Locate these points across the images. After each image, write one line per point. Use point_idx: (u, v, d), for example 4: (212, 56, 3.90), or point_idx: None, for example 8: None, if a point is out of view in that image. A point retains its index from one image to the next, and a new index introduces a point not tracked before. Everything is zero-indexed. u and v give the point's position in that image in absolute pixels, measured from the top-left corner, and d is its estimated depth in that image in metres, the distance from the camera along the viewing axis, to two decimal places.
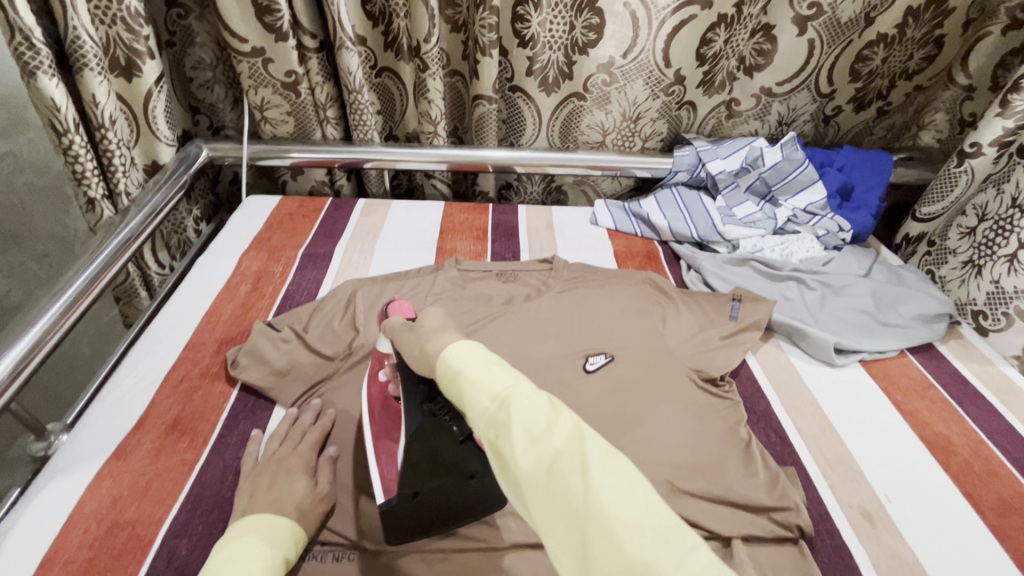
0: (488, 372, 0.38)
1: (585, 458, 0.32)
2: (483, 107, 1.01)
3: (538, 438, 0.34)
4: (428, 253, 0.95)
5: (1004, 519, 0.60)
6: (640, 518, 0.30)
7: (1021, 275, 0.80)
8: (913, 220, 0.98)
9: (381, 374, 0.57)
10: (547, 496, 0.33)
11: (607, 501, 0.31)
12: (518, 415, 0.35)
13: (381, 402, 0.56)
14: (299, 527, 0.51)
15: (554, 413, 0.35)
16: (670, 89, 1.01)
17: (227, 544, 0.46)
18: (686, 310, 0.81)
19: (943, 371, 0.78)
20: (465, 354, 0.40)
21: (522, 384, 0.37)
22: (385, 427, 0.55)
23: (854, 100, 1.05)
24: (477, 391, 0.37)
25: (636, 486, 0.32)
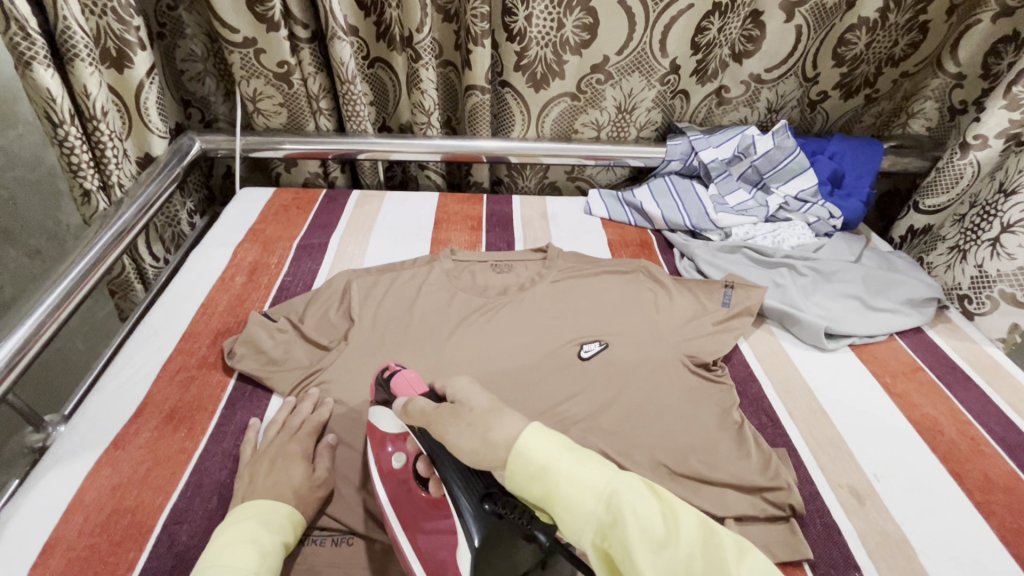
0: (585, 470, 0.39)
1: (714, 554, 0.36)
2: (476, 97, 1.01)
3: (662, 541, 0.37)
4: (423, 244, 0.95)
5: (988, 496, 0.61)
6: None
7: (1004, 260, 0.81)
8: (917, 213, 0.97)
9: (393, 459, 0.56)
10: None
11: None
12: (636, 517, 0.37)
13: (401, 492, 0.54)
14: (298, 511, 0.52)
15: (668, 510, 0.38)
16: (666, 78, 1.01)
17: (225, 531, 0.47)
18: (679, 297, 0.82)
19: (929, 353, 0.80)
20: (547, 448, 0.40)
21: (620, 479, 0.39)
22: (416, 519, 0.52)
23: (840, 85, 1.06)
24: (583, 494, 0.38)
25: (756, 568, 0.37)
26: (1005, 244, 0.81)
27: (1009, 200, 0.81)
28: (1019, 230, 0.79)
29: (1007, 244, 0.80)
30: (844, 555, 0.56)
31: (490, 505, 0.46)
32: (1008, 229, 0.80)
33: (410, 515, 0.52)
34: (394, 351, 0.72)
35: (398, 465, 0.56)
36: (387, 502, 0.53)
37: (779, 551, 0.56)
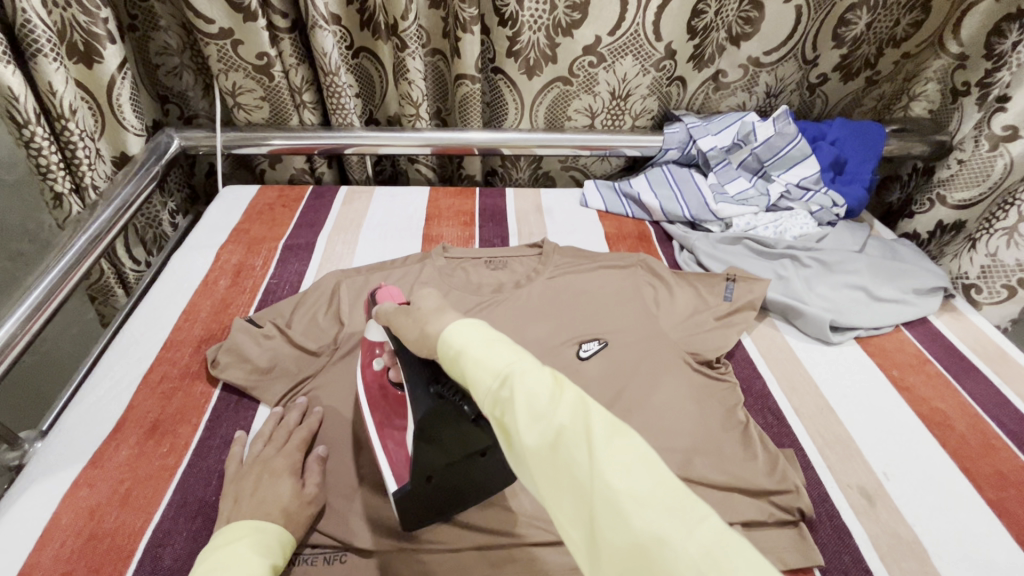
0: (490, 348, 0.35)
1: (591, 430, 0.30)
2: (466, 87, 0.98)
3: (541, 411, 0.32)
4: (414, 241, 0.92)
5: (1001, 494, 0.60)
6: (649, 490, 0.28)
7: (1021, 248, 0.79)
8: (943, 207, 0.92)
9: (375, 362, 0.58)
10: (553, 472, 0.31)
11: (608, 476, 0.29)
12: (521, 389, 0.33)
13: (379, 388, 0.57)
14: (288, 534, 0.49)
15: (557, 387, 0.33)
16: (661, 64, 0.98)
17: (213, 553, 0.43)
18: (679, 292, 0.79)
19: (937, 344, 0.77)
20: (468, 334, 0.37)
21: (524, 359, 0.35)
22: (387, 414, 0.55)
23: (839, 68, 1.03)
24: (477, 365, 0.35)
25: (647, 457, 0.30)
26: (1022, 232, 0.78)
27: None
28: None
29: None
30: (855, 560, 0.54)
31: (436, 388, 0.46)
32: None
33: (381, 410, 0.56)
34: None
35: (378, 367, 0.57)
36: (365, 396, 0.58)
37: (789, 558, 0.54)
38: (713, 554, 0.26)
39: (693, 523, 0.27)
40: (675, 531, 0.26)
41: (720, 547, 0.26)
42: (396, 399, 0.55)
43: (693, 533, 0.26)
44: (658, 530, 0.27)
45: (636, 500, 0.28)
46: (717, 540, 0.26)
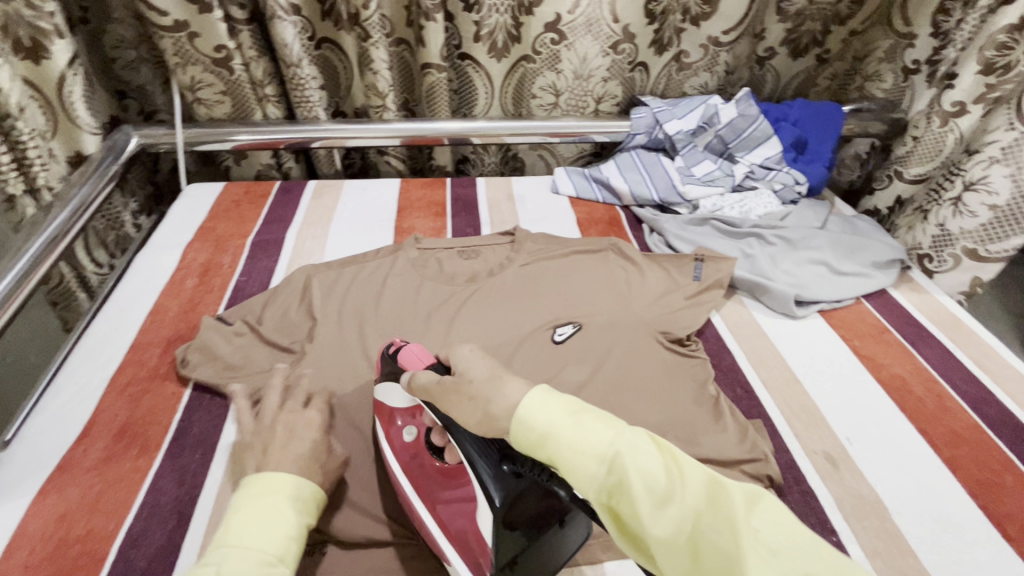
0: (585, 431, 0.37)
1: (729, 517, 0.32)
2: (432, 76, 0.97)
3: (667, 499, 0.34)
4: (386, 233, 0.91)
5: (954, 450, 0.63)
6: (800, 566, 0.31)
7: (966, 218, 0.83)
8: (901, 183, 0.93)
9: (404, 433, 0.56)
10: (694, 555, 0.33)
11: (759, 557, 0.31)
12: (639, 475, 0.34)
13: (415, 462, 0.54)
14: (320, 489, 0.50)
15: (675, 468, 0.35)
16: (619, 46, 0.99)
17: (256, 503, 0.45)
18: (650, 274, 0.81)
19: (894, 313, 0.81)
20: (550, 413, 0.38)
21: (624, 437, 0.36)
22: (433, 490, 0.52)
23: (786, 42, 1.06)
24: (582, 454, 0.36)
25: (784, 528, 0.32)
26: (967, 203, 0.82)
27: (971, 159, 0.81)
28: (980, 188, 0.80)
29: (970, 203, 0.82)
30: (821, 521, 0.56)
31: (510, 464, 0.45)
32: (970, 187, 0.81)
33: (425, 485, 0.52)
34: (363, 349, 0.70)
35: (410, 439, 0.56)
36: (401, 477, 0.54)
37: None
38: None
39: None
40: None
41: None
42: (439, 469, 0.53)
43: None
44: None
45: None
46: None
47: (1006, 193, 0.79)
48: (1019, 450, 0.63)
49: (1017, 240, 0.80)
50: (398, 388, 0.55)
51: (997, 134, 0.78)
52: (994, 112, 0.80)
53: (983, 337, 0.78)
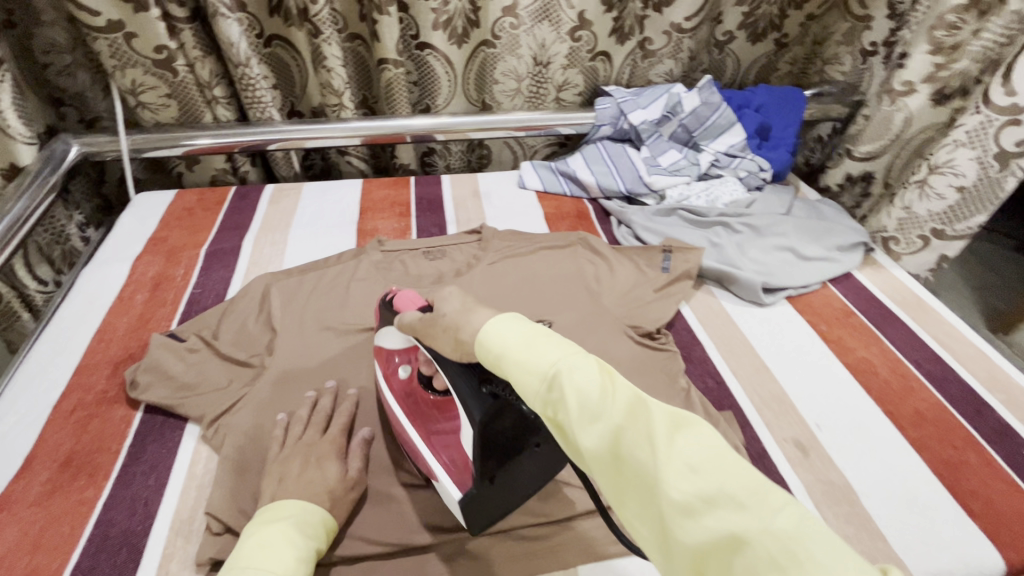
0: (534, 348, 0.35)
1: (651, 431, 0.30)
2: (390, 72, 0.94)
3: (595, 412, 0.32)
4: (349, 236, 0.88)
5: (920, 431, 0.64)
6: (717, 486, 0.28)
7: (932, 200, 0.82)
8: (851, 160, 0.96)
9: (400, 370, 0.58)
10: (616, 469, 0.31)
11: (675, 472, 0.29)
12: (572, 388, 0.33)
13: (409, 396, 0.57)
14: (330, 516, 0.50)
15: (609, 384, 0.33)
16: (577, 33, 0.97)
17: (260, 531, 0.45)
18: (619, 267, 0.81)
19: (860, 297, 0.82)
20: (504, 332, 0.37)
21: (569, 355, 0.34)
22: (425, 419, 0.55)
23: (743, 26, 1.06)
24: (521, 367, 0.35)
25: (712, 452, 0.29)
26: (933, 185, 0.81)
27: (936, 142, 0.80)
28: (946, 171, 0.79)
29: (936, 185, 0.81)
30: None
31: (487, 386, 0.45)
32: (935, 170, 0.80)
33: (417, 415, 0.55)
34: (326, 359, 0.67)
35: (405, 374, 0.58)
36: (394, 408, 0.57)
37: None
38: (790, 551, 0.25)
39: (767, 514, 0.26)
40: (750, 527, 0.26)
41: (797, 542, 0.25)
42: (433, 402, 0.56)
43: (769, 525, 0.26)
44: (730, 526, 0.27)
45: (703, 499, 0.28)
46: (791, 533, 0.26)
47: (972, 174, 0.78)
48: (981, 427, 0.64)
49: (981, 217, 0.81)
50: (393, 329, 0.56)
51: (963, 118, 0.76)
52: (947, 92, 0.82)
53: (946, 317, 0.79)
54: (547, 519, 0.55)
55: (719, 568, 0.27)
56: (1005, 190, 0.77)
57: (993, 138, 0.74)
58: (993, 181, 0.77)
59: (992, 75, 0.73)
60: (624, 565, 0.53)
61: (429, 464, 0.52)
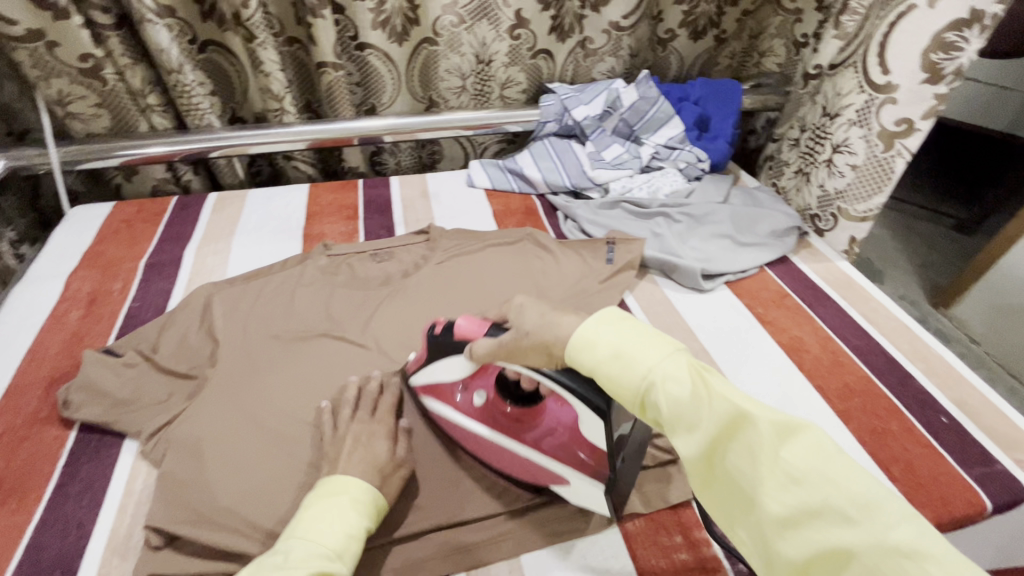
0: (625, 362, 0.38)
1: (754, 445, 0.33)
2: (329, 75, 0.94)
3: (692, 424, 0.35)
4: (294, 241, 0.88)
5: (847, 403, 0.67)
6: (821, 499, 0.30)
7: (837, 177, 0.87)
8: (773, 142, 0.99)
9: (474, 398, 0.56)
10: (718, 474, 0.35)
11: (779, 485, 0.32)
12: (668, 402, 0.36)
13: (491, 419, 0.55)
14: (380, 494, 0.52)
15: (705, 393, 0.35)
16: (516, 31, 0.99)
17: (318, 505, 0.47)
18: (564, 261, 0.83)
19: (795, 279, 0.85)
20: (594, 343, 0.40)
21: (661, 364, 0.37)
22: (527, 437, 0.53)
23: (684, 24, 1.08)
24: (617, 379, 0.38)
25: (818, 463, 0.31)
26: (836, 164, 0.87)
27: (833, 123, 0.86)
28: (843, 150, 0.85)
29: (838, 163, 0.86)
30: None
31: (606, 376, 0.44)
32: (837, 150, 0.86)
33: (512, 434, 0.54)
34: (270, 367, 0.67)
35: (480, 401, 0.55)
36: (486, 434, 0.55)
37: (669, 496, 0.57)
38: (900, 565, 0.27)
39: (878, 528, 0.28)
40: (859, 542, 0.29)
41: (913, 559, 0.27)
42: (514, 416, 0.54)
43: (879, 540, 0.28)
44: (837, 540, 0.29)
45: (806, 512, 0.31)
46: (904, 548, 0.27)
47: (863, 153, 0.83)
48: (903, 397, 0.68)
49: (880, 199, 0.84)
50: (455, 360, 0.53)
51: (852, 97, 0.82)
52: (840, 75, 0.84)
53: (872, 294, 0.83)
54: (492, 511, 0.56)
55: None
56: (894, 173, 0.81)
57: (876, 117, 0.79)
58: (881, 161, 0.81)
59: (869, 56, 0.77)
60: (564, 546, 0.54)
61: (550, 469, 0.53)
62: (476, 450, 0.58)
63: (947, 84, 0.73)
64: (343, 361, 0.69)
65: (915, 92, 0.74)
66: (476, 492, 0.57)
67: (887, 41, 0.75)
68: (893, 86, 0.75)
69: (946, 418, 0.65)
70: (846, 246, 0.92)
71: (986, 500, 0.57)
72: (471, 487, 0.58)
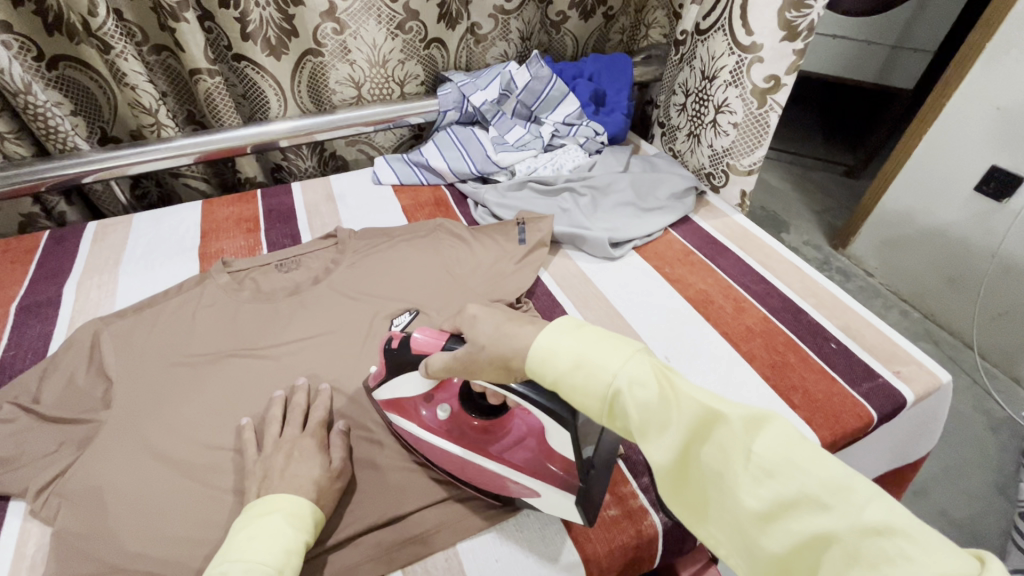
0: (593, 372, 0.36)
1: (725, 442, 0.32)
2: (205, 83, 0.88)
3: (659, 424, 0.34)
4: (190, 261, 0.82)
5: (749, 344, 0.72)
6: (795, 489, 0.30)
7: (723, 135, 0.92)
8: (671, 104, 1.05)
9: (438, 411, 0.56)
10: (691, 477, 0.34)
11: (753, 478, 0.31)
12: (634, 407, 0.35)
13: (457, 431, 0.55)
14: (318, 507, 0.50)
15: (670, 393, 0.34)
16: (406, 25, 0.96)
17: (252, 528, 0.45)
18: (476, 247, 0.83)
19: (697, 237, 0.90)
20: (557, 352, 0.38)
21: (626, 368, 0.36)
22: (493, 446, 0.53)
23: (573, 5, 1.10)
24: (579, 389, 0.37)
25: (787, 452, 0.30)
26: (720, 123, 0.92)
27: (712, 85, 0.91)
28: (725, 110, 0.90)
29: (721, 123, 0.91)
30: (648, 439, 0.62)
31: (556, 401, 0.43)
32: (720, 110, 0.91)
33: (478, 446, 0.53)
34: (172, 396, 0.63)
35: (443, 415, 0.56)
36: (448, 447, 0.54)
37: None
38: (876, 547, 0.27)
39: (852, 512, 0.28)
40: (836, 528, 0.28)
41: (887, 538, 0.27)
42: (480, 427, 0.55)
43: (856, 522, 0.28)
44: (815, 528, 0.29)
45: (781, 504, 0.30)
46: (878, 528, 0.27)
47: (740, 111, 0.88)
48: (798, 330, 0.74)
49: (761, 152, 0.91)
50: (414, 377, 0.55)
51: (724, 59, 0.87)
52: (713, 39, 0.89)
53: (766, 242, 0.89)
54: (424, 503, 0.56)
55: (808, 564, 0.29)
56: (770, 126, 0.87)
57: (747, 76, 0.84)
58: (757, 117, 0.87)
59: (733, 20, 0.83)
60: (501, 530, 0.55)
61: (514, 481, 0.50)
62: (443, 466, 0.56)
63: (802, 41, 0.78)
64: (256, 380, 0.66)
65: (777, 50, 0.80)
66: (409, 487, 0.57)
67: (746, 4, 0.80)
68: (758, 46, 0.80)
69: (835, 343, 0.71)
70: (738, 200, 0.98)
71: (871, 411, 0.63)
72: (401, 486, 0.57)
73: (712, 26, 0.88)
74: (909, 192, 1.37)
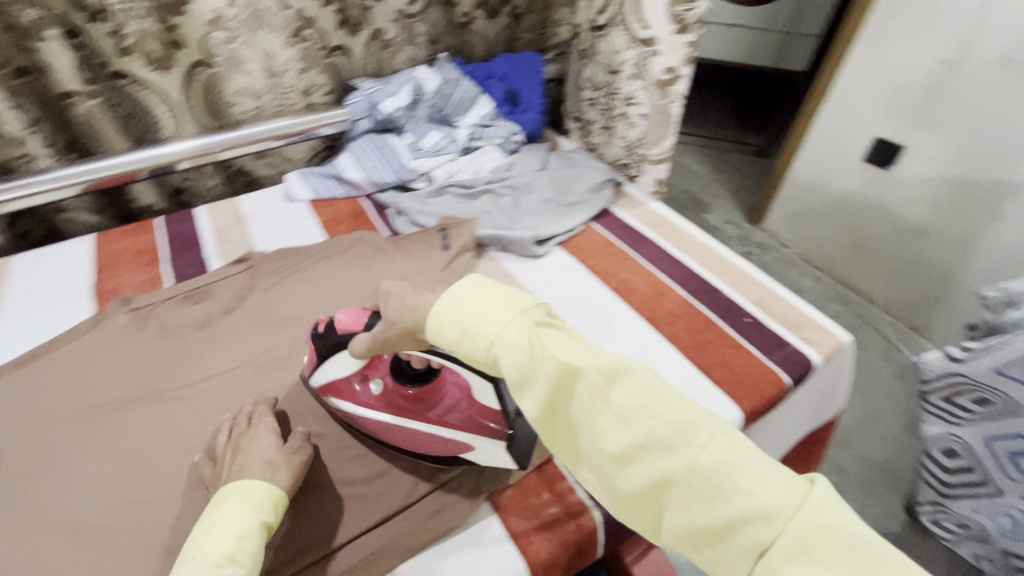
0: (475, 335, 0.37)
1: (587, 395, 0.34)
2: (82, 105, 0.83)
3: (530, 381, 0.36)
4: (81, 304, 0.75)
5: (672, 327, 0.75)
6: (647, 435, 0.33)
7: (634, 125, 0.95)
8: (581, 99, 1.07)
9: (370, 386, 0.56)
10: (562, 423, 0.37)
11: (611, 425, 0.34)
12: (511, 368, 0.36)
13: (393, 403, 0.56)
14: (277, 486, 0.48)
15: (540, 350, 0.35)
16: (302, 33, 0.93)
17: (206, 521, 0.43)
18: (398, 257, 0.82)
19: (617, 228, 0.92)
20: (447, 317, 0.38)
21: (504, 330, 0.36)
22: (429, 413, 0.55)
23: (479, 5, 1.10)
24: (468, 355, 0.38)
25: (645, 400, 0.33)
26: (630, 115, 0.95)
27: (617, 78, 0.94)
28: (632, 102, 0.93)
29: (631, 114, 0.94)
30: None
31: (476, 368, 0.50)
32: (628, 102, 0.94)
33: (415, 413, 0.55)
34: (67, 456, 0.57)
35: (377, 389, 0.56)
36: (385, 420, 0.55)
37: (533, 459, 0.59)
38: (710, 482, 0.31)
39: (692, 452, 0.31)
40: (677, 468, 0.32)
41: (721, 473, 0.31)
42: (414, 395, 0.55)
43: (691, 460, 0.31)
44: (659, 469, 0.32)
45: (634, 447, 0.33)
46: (711, 465, 0.31)
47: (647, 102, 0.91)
48: (714, 307, 0.77)
49: (670, 140, 0.95)
50: (342, 357, 0.54)
51: (625, 53, 0.90)
52: (611, 34, 0.92)
53: (681, 227, 0.93)
54: (362, 530, 0.54)
55: (655, 498, 0.33)
56: (674, 115, 0.91)
57: (649, 67, 0.87)
58: (662, 107, 0.90)
59: (628, 15, 0.86)
60: (446, 541, 0.54)
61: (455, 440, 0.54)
62: (383, 439, 0.57)
63: (693, 33, 0.82)
64: (165, 426, 0.61)
65: (672, 42, 0.83)
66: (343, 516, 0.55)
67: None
68: (654, 39, 0.84)
69: (750, 318, 0.76)
70: (654, 188, 1.01)
71: (784, 377, 0.68)
72: (334, 515, 0.55)
73: (609, 22, 0.92)
74: (809, 166, 1.47)
